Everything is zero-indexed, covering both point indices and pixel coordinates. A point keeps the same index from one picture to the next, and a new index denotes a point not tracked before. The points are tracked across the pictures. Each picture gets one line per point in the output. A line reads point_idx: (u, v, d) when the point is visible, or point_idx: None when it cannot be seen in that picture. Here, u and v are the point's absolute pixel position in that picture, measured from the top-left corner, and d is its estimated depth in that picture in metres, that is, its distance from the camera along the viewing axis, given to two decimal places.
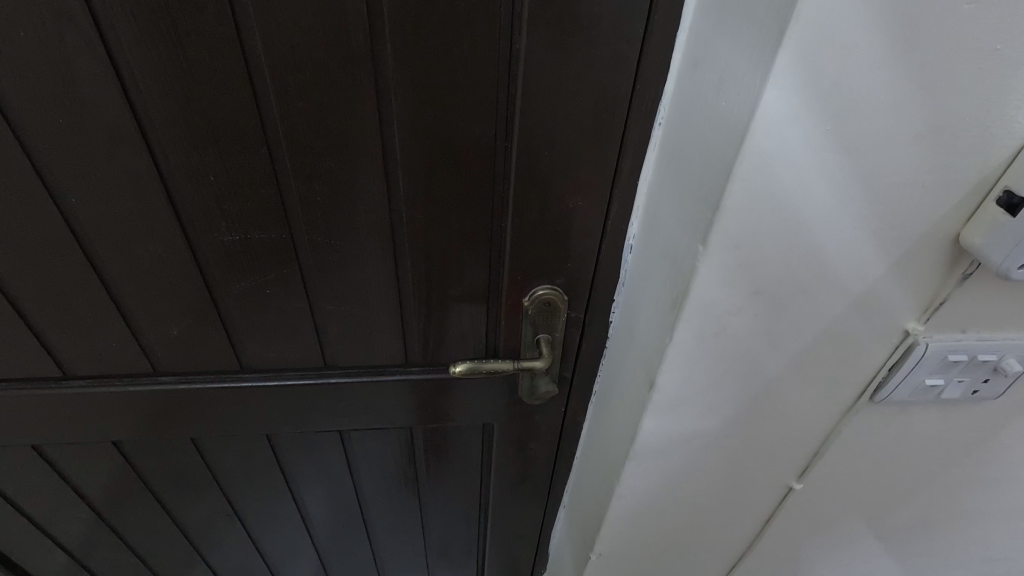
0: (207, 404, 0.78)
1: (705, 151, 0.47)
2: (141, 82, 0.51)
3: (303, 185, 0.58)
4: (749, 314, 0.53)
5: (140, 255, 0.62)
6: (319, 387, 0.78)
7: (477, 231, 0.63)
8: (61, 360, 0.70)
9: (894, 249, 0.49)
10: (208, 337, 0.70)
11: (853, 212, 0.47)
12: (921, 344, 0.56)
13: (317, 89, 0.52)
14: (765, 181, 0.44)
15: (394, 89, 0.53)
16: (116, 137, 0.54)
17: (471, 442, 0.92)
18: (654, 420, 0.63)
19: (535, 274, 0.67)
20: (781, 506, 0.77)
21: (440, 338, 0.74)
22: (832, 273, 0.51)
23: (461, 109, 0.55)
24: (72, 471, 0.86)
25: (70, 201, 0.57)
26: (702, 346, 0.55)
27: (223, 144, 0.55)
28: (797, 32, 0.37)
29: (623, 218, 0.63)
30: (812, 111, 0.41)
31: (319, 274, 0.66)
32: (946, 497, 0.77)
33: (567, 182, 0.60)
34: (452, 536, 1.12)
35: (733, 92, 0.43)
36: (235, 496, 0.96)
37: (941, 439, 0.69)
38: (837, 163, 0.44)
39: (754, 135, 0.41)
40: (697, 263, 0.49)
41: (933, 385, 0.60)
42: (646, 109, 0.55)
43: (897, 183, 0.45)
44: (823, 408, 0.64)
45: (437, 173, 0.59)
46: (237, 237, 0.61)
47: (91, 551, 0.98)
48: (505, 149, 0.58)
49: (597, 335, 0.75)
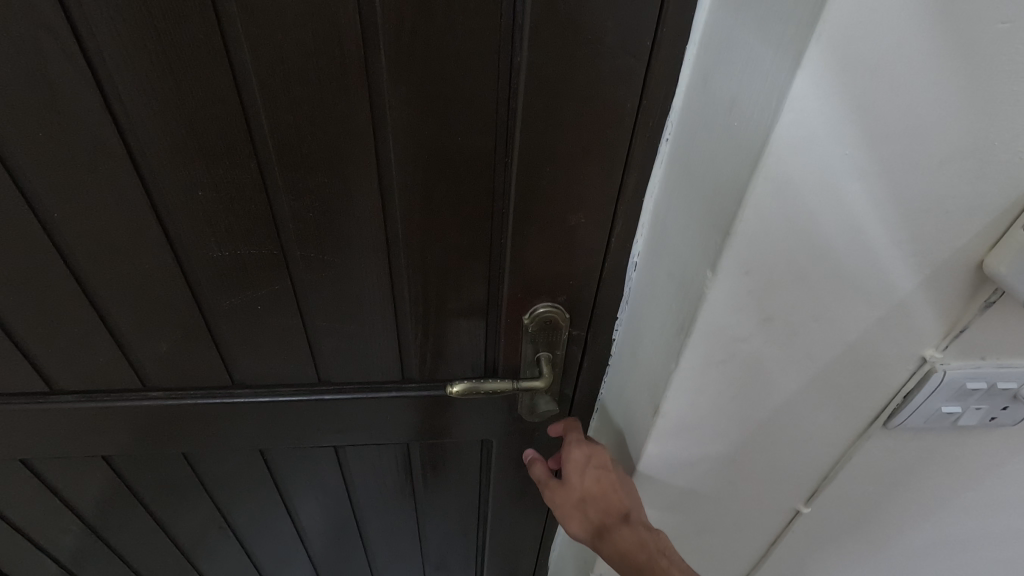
0: (198, 419, 0.76)
1: (715, 172, 0.45)
2: (125, 95, 0.49)
3: (296, 201, 0.56)
4: (759, 340, 0.51)
5: (126, 270, 0.60)
6: (313, 404, 0.76)
7: (476, 247, 0.61)
8: (48, 375, 0.68)
9: (913, 275, 0.47)
10: (199, 353, 0.68)
11: (871, 237, 0.44)
12: (939, 371, 0.54)
13: (310, 103, 0.50)
14: (779, 206, 0.42)
15: (390, 102, 0.51)
16: (100, 152, 0.51)
17: (470, 457, 0.89)
18: (658, 445, 0.61)
19: (535, 292, 0.65)
20: (788, 529, 0.75)
21: (438, 356, 0.72)
22: (848, 298, 0.48)
23: (460, 124, 0.52)
24: (63, 485, 0.84)
25: (53, 216, 0.55)
26: (709, 371, 0.53)
27: (210, 158, 0.53)
28: (817, 53, 0.35)
29: (627, 236, 0.61)
30: (830, 134, 0.39)
31: (313, 289, 0.64)
32: (958, 521, 0.74)
33: (570, 198, 0.57)
34: (450, 550, 1.09)
35: (747, 113, 0.40)
36: (229, 509, 0.94)
37: (957, 465, 0.66)
38: (856, 188, 0.41)
39: (768, 160, 0.39)
40: (706, 289, 0.47)
41: (950, 413, 0.58)
42: (654, 124, 0.53)
43: (919, 208, 0.43)
44: (832, 434, 0.62)
45: (434, 189, 0.56)
46: (228, 253, 0.59)
47: (84, 564, 0.97)
48: (505, 164, 0.55)
49: (599, 353, 0.72)
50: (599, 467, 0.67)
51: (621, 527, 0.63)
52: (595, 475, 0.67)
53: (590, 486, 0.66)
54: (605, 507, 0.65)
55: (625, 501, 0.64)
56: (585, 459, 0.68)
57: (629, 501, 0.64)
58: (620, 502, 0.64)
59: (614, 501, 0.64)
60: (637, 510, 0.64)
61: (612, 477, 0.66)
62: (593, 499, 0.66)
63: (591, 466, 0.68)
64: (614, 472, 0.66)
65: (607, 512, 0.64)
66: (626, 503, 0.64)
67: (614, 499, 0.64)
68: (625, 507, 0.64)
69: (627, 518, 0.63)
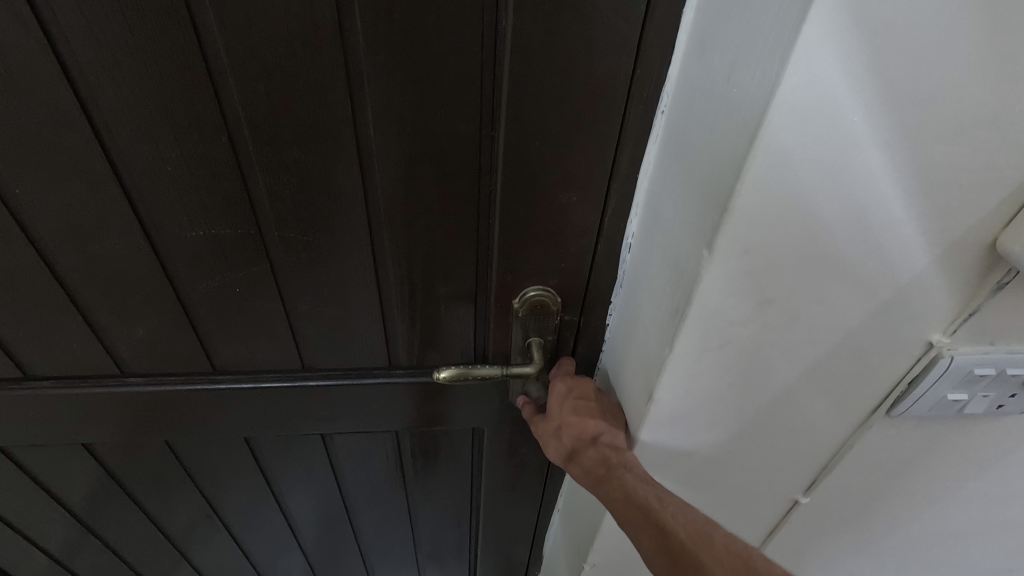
0: (180, 406, 0.74)
1: (712, 144, 0.42)
2: (83, 62, 0.46)
3: (272, 178, 0.53)
4: (758, 323, 0.48)
5: (95, 251, 0.57)
6: (297, 391, 0.73)
7: (463, 227, 0.59)
8: (22, 361, 0.66)
9: (921, 255, 0.45)
10: (177, 338, 0.66)
11: (878, 214, 0.42)
12: (946, 357, 0.52)
13: (282, 72, 0.47)
14: (779, 180, 0.39)
15: (368, 71, 0.48)
16: (60, 124, 0.49)
17: (461, 445, 0.87)
18: (652, 432, 0.59)
19: (525, 275, 0.62)
20: (786, 518, 0.73)
21: (425, 341, 0.69)
22: (852, 279, 0.46)
23: (442, 95, 0.49)
24: (45, 475, 0.82)
25: (15, 193, 0.52)
26: (704, 356, 0.51)
27: (178, 132, 0.50)
28: (822, 10, 0.32)
29: (621, 216, 0.58)
30: (836, 101, 0.36)
31: (293, 272, 0.61)
32: (961, 511, 0.72)
33: (560, 176, 0.55)
34: (443, 539, 1.08)
35: (746, 78, 0.38)
36: (216, 498, 0.92)
37: (962, 453, 0.64)
38: (863, 160, 0.39)
39: (768, 129, 0.36)
40: (701, 270, 0.44)
41: (956, 401, 0.56)
42: (648, 96, 0.50)
43: (931, 181, 0.40)
44: (832, 422, 0.60)
45: (416, 165, 0.53)
46: (201, 233, 0.57)
47: (72, 554, 0.95)
48: (492, 139, 0.52)
49: (593, 339, 0.70)
50: (579, 398, 0.65)
51: (588, 448, 0.61)
52: (574, 404, 0.65)
53: (566, 413, 0.64)
54: (576, 430, 0.62)
55: (599, 426, 0.62)
56: (567, 391, 0.66)
57: (602, 426, 0.62)
58: (594, 426, 0.62)
59: (587, 425, 0.62)
60: (610, 433, 0.61)
61: (591, 408, 0.64)
62: (567, 425, 0.63)
63: (570, 397, 0.66)
64: (593, 403, 0.65)
65: (578, 434, 0.62)
66: (600, 427, 0.62)
67: (587, 424, 0.62)
68: (597, 430, 0.61)
69: (597, 441, 0.61)
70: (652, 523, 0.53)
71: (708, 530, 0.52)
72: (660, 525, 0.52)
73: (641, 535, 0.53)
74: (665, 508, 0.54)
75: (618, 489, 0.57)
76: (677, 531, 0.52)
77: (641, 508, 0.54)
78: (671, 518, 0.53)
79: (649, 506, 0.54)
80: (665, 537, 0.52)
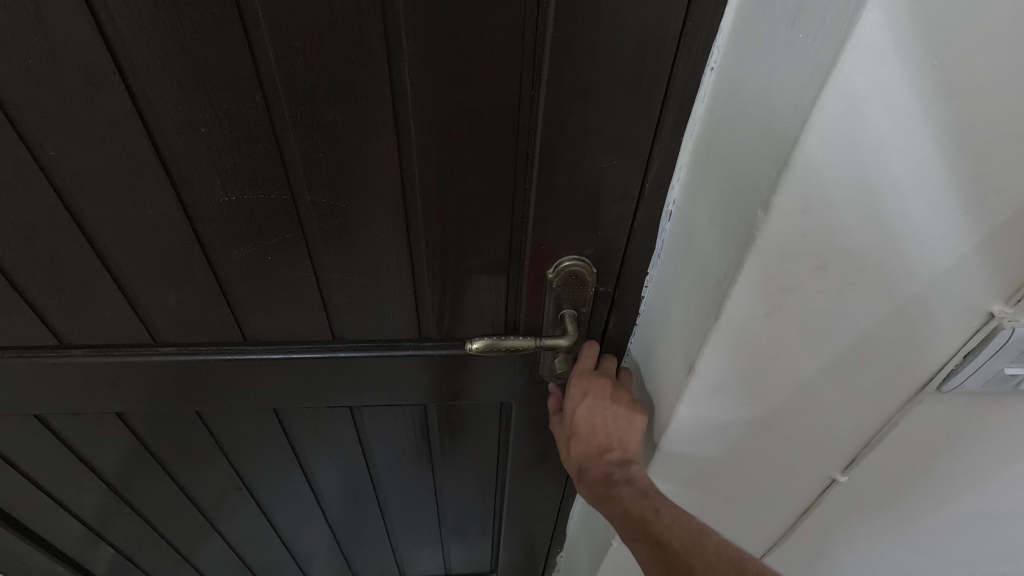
0: (211, 377, 0.74)
1: (770, 97, 0.40)
2: (117, 16, 0.44)
3: (307, 140, 0.52)
4: (811, 290, 0.47)
5: (128, 216, 0.57)
6: (326, 362, 0.73)
7: (498, 194, 0.57)
8: (56, 328, 0.66)
9: (990, 217, 0.42)
10: (209, 307, 0.66)
11: (947, 170, 0.40)
12: (1007, 328, 0.49)
13: (319, 27, 0.46)
14: (847, 131, 0.37)
15: (406, 26, 0.46)
16: (93, 82, 0.48)
17: (488, 420, 0.87)
18: (691, 406, 0.58)
19: (561, 244, 0.61)
20: (822, 498, 0.71)
21: (456, 313, 0.68)
22: (915, 242, 0.44)
23: (484, 51, 0.48)
24: (80, 443, 0.84)
25: (50, 155, 0.52)
26: (751, 325, 0.49)
27: (212, 91, 0.49)
28: None
29: (663, 180, 0.56)
30: (912, 45, 0.34)
31: (326, 239, 0.60)
32: (1005, 495, 0.69)
33: (601, 138, 0.53)
34: (466, 513, 1.09)
35: (816, 19, 0.35)
36: (245, 470, 0.93)
37: (1011, 432, 0.62)
38: (937, 108, 0.37)
39: (838, 76, 0.35)
40: (756, 231, 0.42)
41: (1012, 375, 0.53)
42: (698, 50, 0.48)
43: (1008, 133, 0.38)
44: (878, 397, 0.57)
45: (454, 127, 0.52)
46: (235, 198, 0.56)
47: (106, 522, 0.97)
48: (532, 99, 0.51)
49: (627, 312, 0.68)
50: (593, 404, 0.64)
51: (593, 464, 0.63)
52: (586, 411, 0.64)
53: (578, 423, 0.64)
54: (586, 442, 0.64)
55: (609, 439, 0.63)
56: (581, 397, 0.65)
57: (611, 438, 0.63)
58: (604, 440, 0.63)
59: (596, 438, 0.63)
60: (618, 448, 0.62)
61: (605, 414, 0.63)
62: (576, 436, 0.65)
63: (583, 405, 0.64)
64: (607, 412, 0.63)
65: (587, 448, 0.64)
66: (608, 439, 0.63)
67: (597, 437, 0.63)
68: (606, 443, 0.63)
69: (603, 457, 0.62)
70: (650, 538, 0.54)
71: (702, 537, 0.53)
72: (656, 540, 0.54)
73: (640, 549, 0.55)
74: (659, 520, 0.55)
75: (616, 505, 0.58)
76: (671, 541, 0.53)
77: (638, 523, 0.55)
78: (666, 530, 0.54)
79: (646, 521, 0.55)
80: (661, 549, 0.53)
